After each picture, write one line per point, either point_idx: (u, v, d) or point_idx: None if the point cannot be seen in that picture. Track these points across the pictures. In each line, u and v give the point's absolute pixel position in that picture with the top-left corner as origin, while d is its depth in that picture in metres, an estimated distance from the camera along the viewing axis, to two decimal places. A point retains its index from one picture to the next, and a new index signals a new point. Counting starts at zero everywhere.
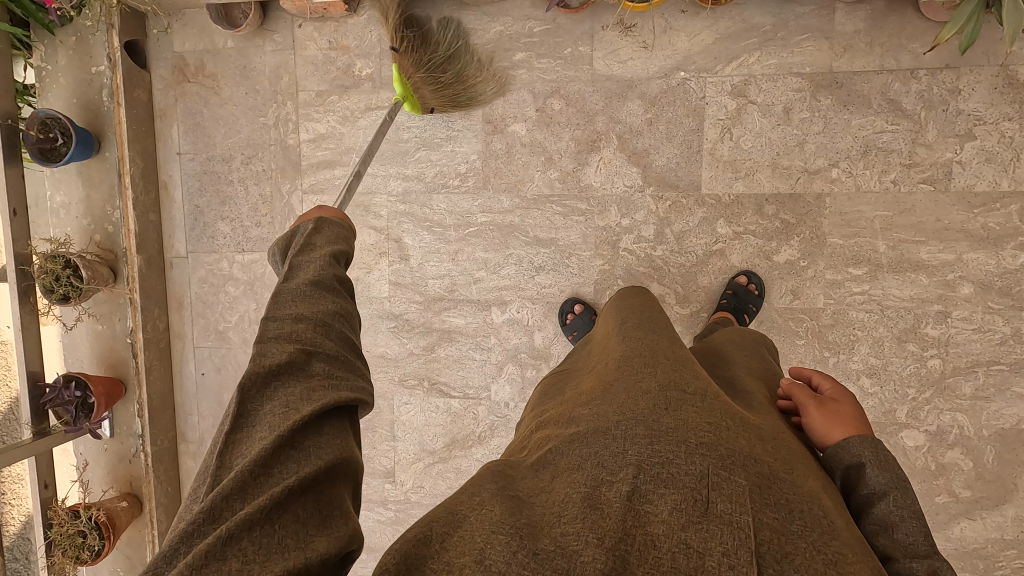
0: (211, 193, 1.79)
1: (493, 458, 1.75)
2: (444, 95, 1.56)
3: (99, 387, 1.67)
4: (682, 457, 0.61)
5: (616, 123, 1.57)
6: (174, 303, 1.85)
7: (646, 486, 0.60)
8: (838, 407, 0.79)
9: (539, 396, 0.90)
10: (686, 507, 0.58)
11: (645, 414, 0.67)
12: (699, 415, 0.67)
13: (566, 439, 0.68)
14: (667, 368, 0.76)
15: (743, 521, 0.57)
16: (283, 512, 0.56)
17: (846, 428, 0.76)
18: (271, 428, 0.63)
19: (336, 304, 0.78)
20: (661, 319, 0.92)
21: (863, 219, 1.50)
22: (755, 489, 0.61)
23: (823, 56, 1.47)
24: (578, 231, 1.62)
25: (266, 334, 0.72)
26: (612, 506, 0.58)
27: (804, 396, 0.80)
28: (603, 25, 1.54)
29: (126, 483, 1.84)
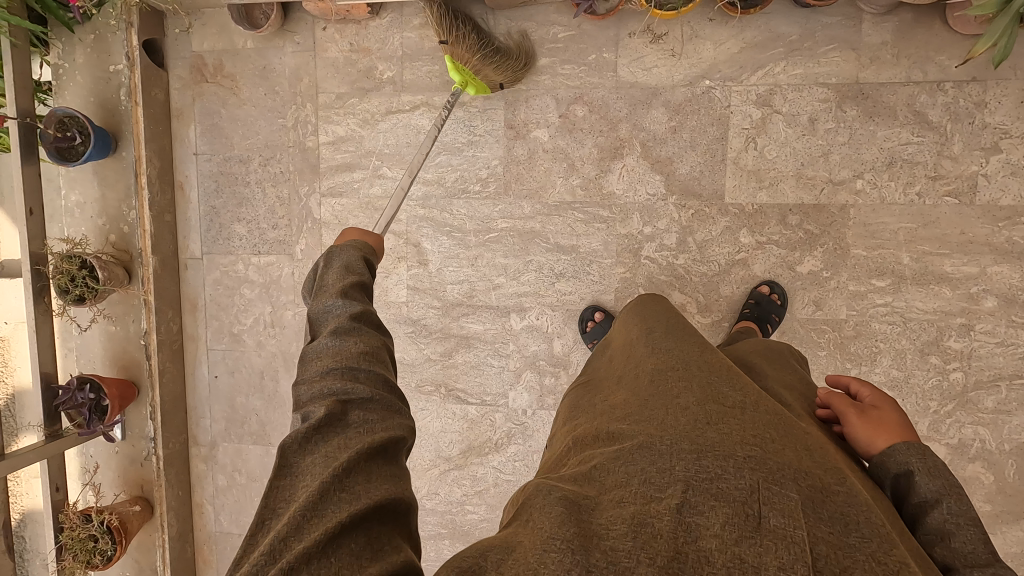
0: (227, 195, 1.77)
1: (509, 466, 1.73)
2: (507, 71, 1.52)
3: (113, 389, 1.66)
4: (731, 470, 0.57)
5: (639, 130, 1.56)
6: (188, 304, 1.83)
7: (696, 499, 0.55)
8: (880, 415, 0.77)
9: (567, 410, 0.86)
10: (739, 521, 0.53)
11: (687, 429, 0.63)
12: (743, 429, 0.63)
13: (607, 456, 0.64)
14: (704, 381, 0.72)
15: (798, 536, 0.51)
16: (337, 547, 0.53)
17: (890, 436, 0.74)
18: (315, 473, 0.60)
19: (363, 344, 0.72)
20: (691, 330, 0.88)
21: (887, 231, 1.50)
22: (808, 503, 0.56)
23: (849, 66, 1.47)
24: (599, 238, 1.61)
25: (304, 398, 0.69)
26: (661, 521, 0.53)
27: (844, 405, 0.79)
28: (628, 32, 1.53)
29: (137, 486, 1.83)
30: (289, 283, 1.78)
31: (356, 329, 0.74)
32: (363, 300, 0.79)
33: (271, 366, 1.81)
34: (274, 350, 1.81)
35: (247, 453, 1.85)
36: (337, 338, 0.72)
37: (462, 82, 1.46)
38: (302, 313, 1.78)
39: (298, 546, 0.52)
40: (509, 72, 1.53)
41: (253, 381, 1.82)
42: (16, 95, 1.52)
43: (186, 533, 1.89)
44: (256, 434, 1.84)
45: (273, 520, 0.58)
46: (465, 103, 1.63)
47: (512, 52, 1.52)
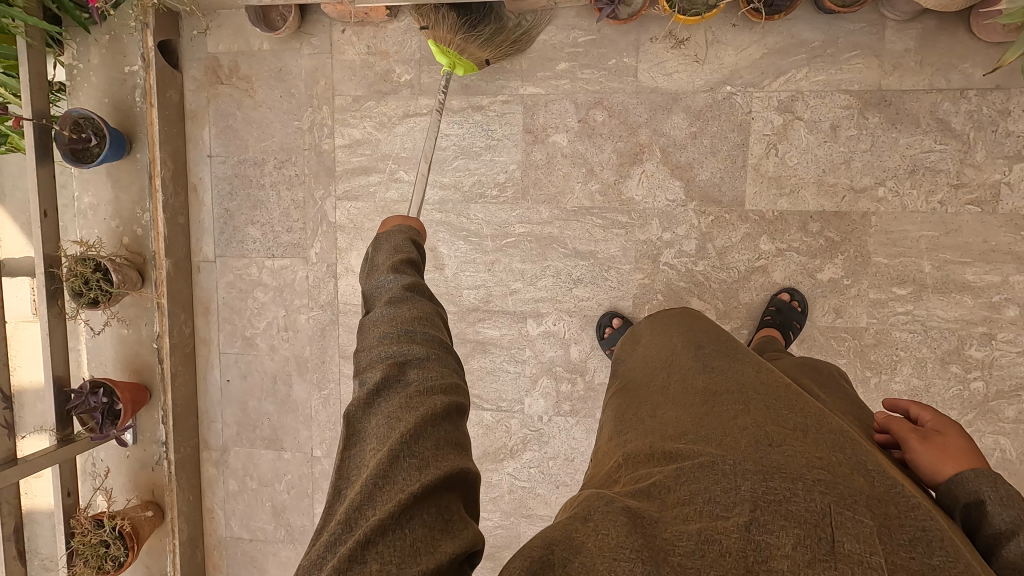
0: (242, 197, 1.75)
1: (525, 472, 1.72)
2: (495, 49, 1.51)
3: (126, 394, 1.64)
4: (801, 492, 0.56)
5: (659, 136, 1.55)
6: (200, 307, 1.82)
7: (764, 518, 0.55)
8: (945, 440, 0.77)
9: (613, 422, 0.87)
10: (811, 543, 0.52)
11: (750, 450, 0.63)
12: (807, 451, 0.63)
13: (668, 473, 0.64)
14: (762, 404, 0.72)
15: (875, 562, 0.50)
16: (410, 517, 0.57)
17: (957, 462, 0.74)
18: (381, 441, 0.64)
19: (417, 310, 0.76)
20: (740, 349, 0.89)
21: (908, 238, 1.49)
22: (883, 529, 0.55)
23: (872, 73, 1.46)
24: (618, 244, 1.60)
25: (363, 364, 0.73)
26: (730, 540, 0.54)
27: (905, 429, 0.80)
28: (650, 37, 1.53)
29: (148, 491, 1.82)
30: (303, 286, 1.76)
31: (409, 298, 0.78)
32: (412, 274, 0.83)
33: (284, 371, 1.80)
34: (288, 354, 1.79)
35: (259, 459, 1.83)
36: (392, 307, 0.77)
37: (450, 65, 1.47)
38: (316, 318, 1.76)
39: (373, 515, 0.56)
40: (500, 50, 1.53)
41: (266, 386, 1.81)
42: (31, 96, 1.50)
43: (197, 538, 1.87)
44: (268, 439, 1.82)
45: (348, 485, 0.63)
46: (483, 107, 1.62)
47: (502, 28, 1.52)
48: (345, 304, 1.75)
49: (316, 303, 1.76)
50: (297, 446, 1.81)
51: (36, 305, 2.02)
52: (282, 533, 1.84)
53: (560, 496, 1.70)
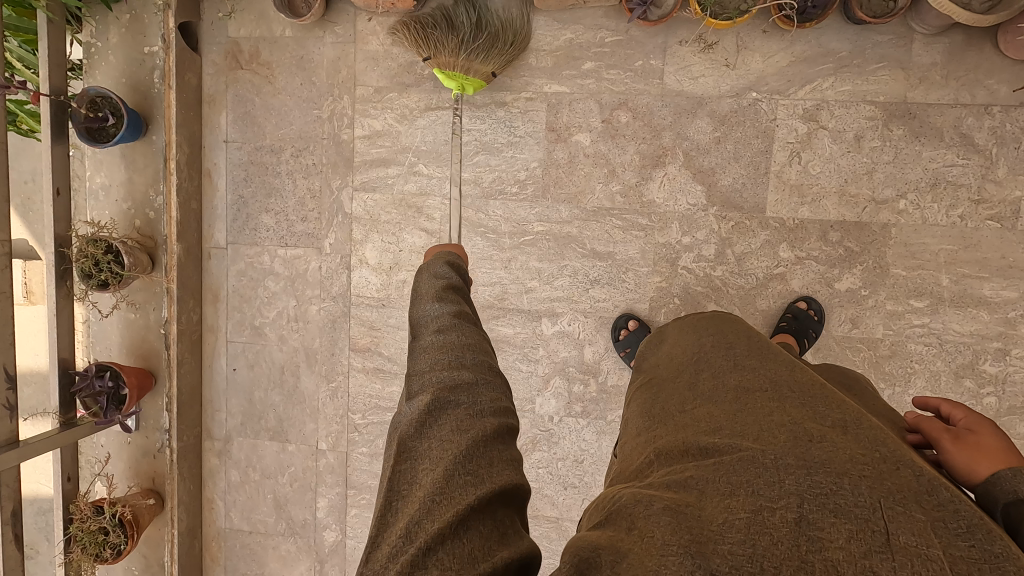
0: (257, 184, 1.73)
1: (532, 473, 1.70)
2: (495, 60, 1.50)
3: (132, 378, 1.62)
4: (848, 487, 0.55)
5: (683, 139, 1.55)
6: (209, 295, 1.79)
7: (813, 514, 0.54)
8: (978, 440, 0.75)
9: (639, 419, 0.86)
10: (865, 536, 0.51)
11: (790, 445, 0.62)
12: (849, 448, 0.61)
13: (706, 468, 0.64)
14: (797, 401, 0.71)
15: (932, 554, 0.49)
16: (467, 527, 0.60)
17: (992, 461, 0.72)
18: (435, 461, 0.66)
19: (464, 338, 0.80)
20: (771, 348, 0.88)
21: (928, 251, 1.49)
22: (935, 521, 0.53)
23: (897, 85, 1.46)
24: (637, 246, 1.60)
25: (414, 388, 0.75)
26: (781, 532, 0.53)
27: (937, 429, 0.78)
28: (677, 40, 1.52)
29: (149, 479, 1.79)
30: (315, 277, 1.74)
31: (458, 326, 0.82)
32: (459, 303, 0.87)
33: (292, 362, 1.77)
34: (297, 345, 1.77)
35: (262, 450, 1.80)
36: (443, 333, 0.81)
37: (458, 86, 1.49)
38: (328, 309, 1.74)
39: (433, 525, 0.59)
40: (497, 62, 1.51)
41: (273, 376, 1.78)
42: (50, 72, 1.48)
43: (196, 528, 1.84)
44: (273, 430, 1.80)
45: (398, 500, 0.64)
46: (507, 103, 1.61)
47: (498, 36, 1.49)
48: (357, 296, 1.72)
49: (328, 294, 1.74)
50: (303, 438, 1.78)
51: (29, 288, 1.98)
52: (283, 526, 1.82)
53: (568, 497, 1.69)
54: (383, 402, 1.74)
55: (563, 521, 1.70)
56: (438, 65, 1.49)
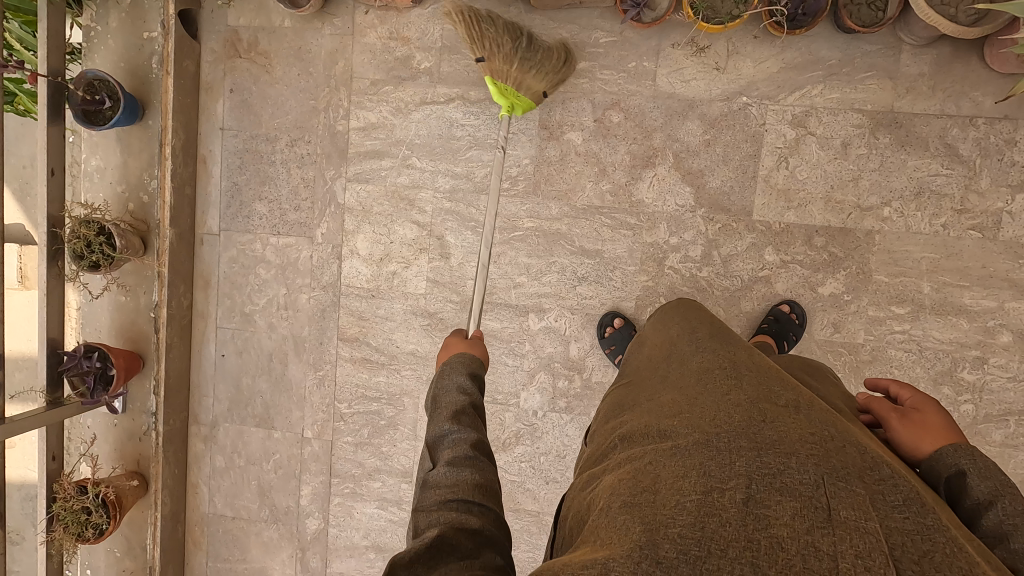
0: (251, 172, 1.75)
1: (515, 466, 1.72)
2: (547, 78, 1.49)
3: (119, 360, 1.64)
4: (795, 465, 0.58)
5: (673, 141, 1.57)
6: (200, 280, 1.80)
7: (761, 493, 0.56)
8: (923, 417, 0.82)
9: (610, 410, 0.88)
10: (808, 513, 0.53)
11: (743, 426, 0.64)
12: (800, 427, 0.64)
13: (663, 451, 0.65)
14: (754, 380, 0.73)
15: (870, 527, 0.52)
16: None
17: (934, 438, 0.79)
18: None
19: (476, 477, 0.80)
20: (735, 334, 0.90)
21: (910, 259, 1.51)
22: (875, 496, 0.56)
23: (885, 95, 1.48)
24: (624, 245, 1.62)
25: (420, 524, 0.76)
26: (729, 512, 0.55)
27: (885, 409, 0.85)
28: (671, 43, 1.55)
29: (134, 462, 1.80)
30: (306, 266, 1.75)
31: (472, 461, 0.83)
32: (476, 427, 0.89)
33: (280, 350, 1.78)
34: (286, 333, 1.78)
35: (248, 436, 1.81)
36: (455, 468, 0.81)
37: (509, 105, 1.44)
38: (318, 299, 1.76)
39: None
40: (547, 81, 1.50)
41: (262, 363, 1.79)
42: (48, 53, 1.49)
43: (179, 512, 1.84)
44: (259, 417, 1.81)
45: None
46: None
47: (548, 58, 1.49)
48: (347, 286, 1.74)
49: (318, 283, 1.75)
50: (288, 426, 1.80)
51: (24, 274, 2.00)
52: (266, 513, 1.82)
53: (549, 492, 1.70)
54: (370, 392, 1.75)
55: (544, 515, 1.71)
56: (489, 74, 1.41)
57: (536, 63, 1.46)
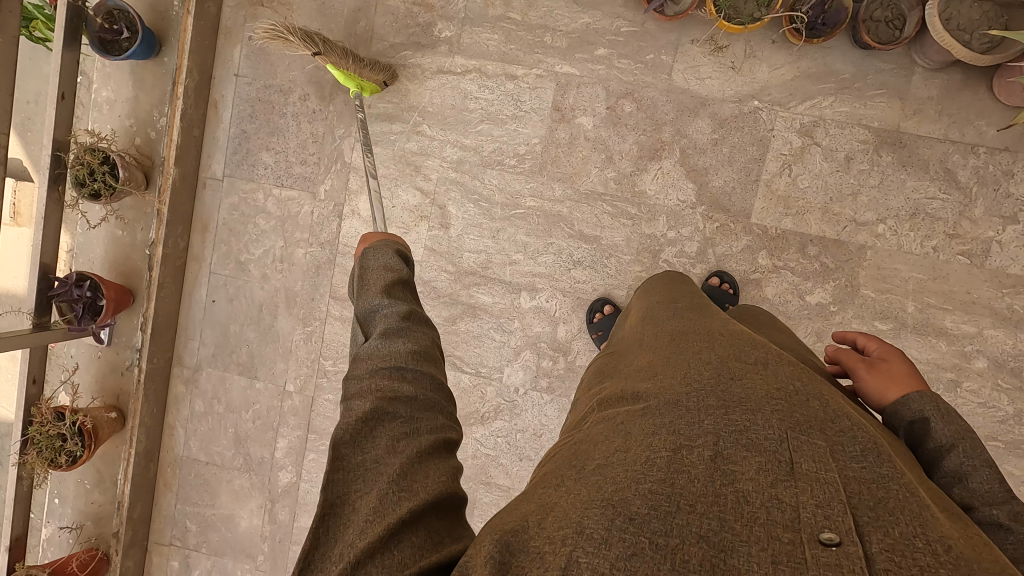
0: (261, 121, 1.75)
1: (491, 440, 1.72)
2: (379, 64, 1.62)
3: (110, 291, 1.64)
4: (760, 423, 0.61)
5: (682, 137, 1.59)
6: (199, 224, 1.80)
7: (728, 450, 0.58)
8: (889, 368, 0.89)
9: (591, 379, 0.90)
10: (772, 467, 0.56)
11: (712, 386, 0.67)
12: (766, 386, 0.68)
13: (635, 413, 0.67)
14: (725, 345, 0.77)
15: (830, 478, 0.56)
16: (398, 542, 0.57)
17: (899, 386, 0.85)
18: (368, 480, 0.62)
19: (411, 345, 0.77)
20: (709, 307, 0.95)
21: (898, 277, 1.55)
22: (835, 448, 0.60)
23: (893, 114, 1.51)
24: (622, 234, 1.64)
25: (351, 391, 0.72)
26: (698, 469, 0.56)
27: (855, 360, 0.92)
28: (690, 39, 1.56)
29: (113, 396, 1.80)
30: (306, 221, 1.76)
31: (404, 332, 0.78)
32: (408, 301, 0.84)
33: (272, 301, 1.79)
34: (278, 286, 1.78)
35: (230, 384, 1.82)
36: (387, 341, 0.76)
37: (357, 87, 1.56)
38: (314, 255, 1.76)
39: (359, 540, 0.55)
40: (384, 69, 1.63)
41: (251, 313, 1.80)
42: None
43: (154, 452, 1.85)
44: (243, 366, 1.81)
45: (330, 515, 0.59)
46: (517, 77, 1.64)
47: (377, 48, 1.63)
48: (345, 245, 1.75)
49: (316, 240, 1.76)
50: (271, 378, 1.80)
51: (15, 207, 1.97)
52: (240, 461, 1.83)
53: (521, 469, 1.71)
54: None
55: (514, 491, 1.71)
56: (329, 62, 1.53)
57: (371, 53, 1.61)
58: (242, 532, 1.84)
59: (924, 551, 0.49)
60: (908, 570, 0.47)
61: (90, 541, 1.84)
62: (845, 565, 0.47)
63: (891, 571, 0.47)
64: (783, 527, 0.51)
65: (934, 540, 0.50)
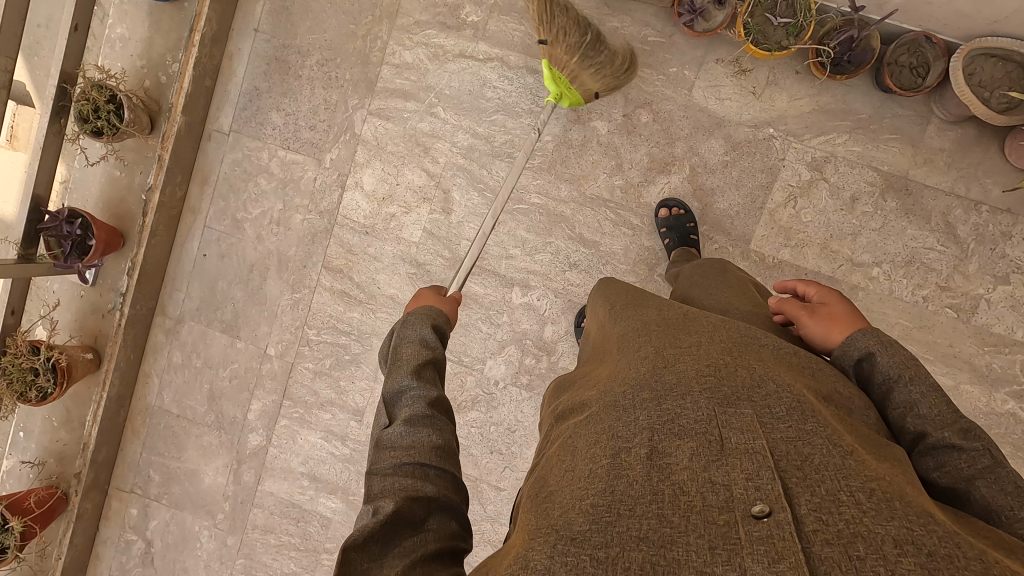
0: (275, 80, 1.72)
1: (465, 429, 1.72)
2: (605, 78, 1.43)
3: (101, 233, 1.60)
4: (689, 407, 0.64)
5: (693, 155, 1.59)
6: (199, 175, 1.77)
7: (663, 445, 0.61)
8: (829, 309, 0.93)
9: (555, 389, 0.92)
10: (703, 450, 0.59)
11: (646, 380, 0.70)
12: (697, 364, 0.71)
13: (581, 422, 0.70)
14: (660, 333, 0.81)
15: (758, 446, 0.58)
16: None
17: (841, 326, 0.89)
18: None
19: (436, 439, 0.79)
20: (652, 296, 0.98)
21: (885, 322, 1.56)
22: (762, 412, 0.63)
23: (903, 160, 1.52)
24: (622, 243, 1.64)
25: (375, 489, 0.74)
26: (636, 472, 0.59)
27: (797, 309, 0.96)
28: (716, 58, 1.56)
29: (91, 337, 1.78)
30: (308, 187, 1.74)
31: (431, 421, 0.81)
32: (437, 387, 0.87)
33: (263, 263, 1.77)
34: (272, 248, 1.76)
35: (211, 340, 1.81)
36: (410, 430, 0.80)
37: (557, 94, 1.39)
38: (311, 223, 1.75)
39: None
40: (606, 82, 1.44)
41: (241, 272, 1.78)
42: None
43: (126, 398, 1.84)
44: (226, 323, 1.80)
45: None
46: (538, 71, 1.63)
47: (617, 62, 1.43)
48: (344, 217, 1.73)
49: (316, 208, 1.74)
50: (253, 339, 1.79)
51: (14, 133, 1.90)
52: (211, 418, 1.83)
53: (490, 461, 1.71)
54: (342, 325, 1.75)
55: (480, 482, 1.71)
56: (547, 57, 1.37)
57: (602, 60, 1.41)
58: (204, 489, 1.84)
59: (848, 503, 0.51)
60: (834, 527, 0.50)
61: (52, 479, 1.83)
62: (776, 535, 0.49)
63: (819, 531, 0.50)
64: (718, 510, 0.53)
65: (857, 490, 0.53)
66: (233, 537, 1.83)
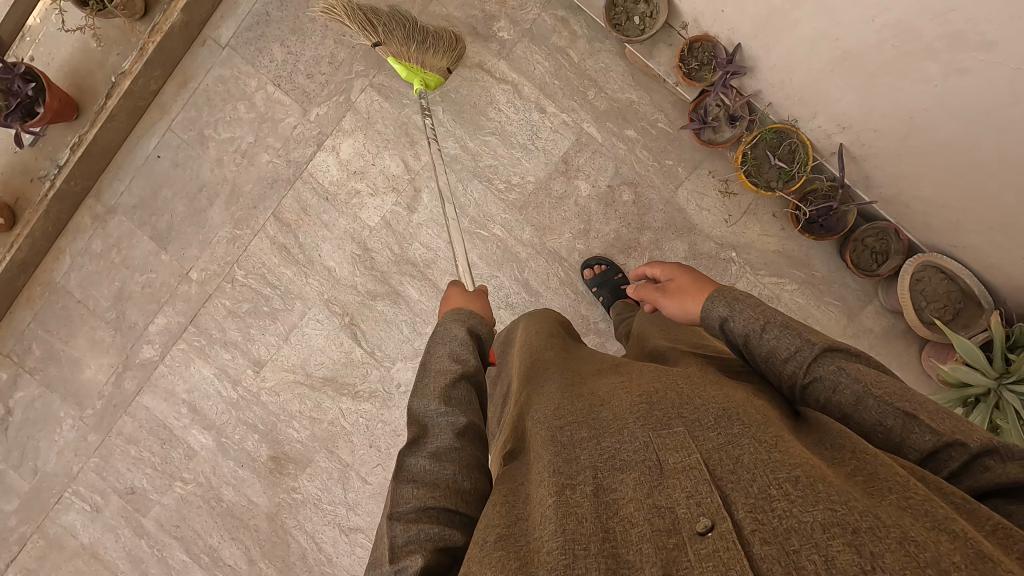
0: (289, 14, 1.65)
1: (354, 417, 1.72)
2: (445, 50, 1.53)
3: (53, 103, 1.52)
4: (627, 438, 0.60)
5: (657, 247, 1.62)
6: (179, 77, 1.69)
7: (607, 484, 0.56)
8: (676, 284, 0.99)
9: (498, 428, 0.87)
10: (645, 477, 0.55)
11: (586, 420, 0.66)
12: (632, 396, 0.67)
13: (528, 467, 0.66)
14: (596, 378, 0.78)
15: (693, 459, 0.54)
16: None
17: (689, 294, 0.94)
18: None
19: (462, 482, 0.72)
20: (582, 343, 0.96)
21: None
22: (693, 426, 0.60)
23: (837, 327, 1.58)
24: (562, 302, 1.65)
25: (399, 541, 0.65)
26: (583, 508, 0.54)
27: (655, 296, 1.02)
28: (710, 169, 1.59)
29: (12, 196, 1.72)
30: (286, 132, 1.69)
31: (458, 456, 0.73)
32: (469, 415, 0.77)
33: (214, 187, 1.72)
34: (229, 177, 1.71)
35: (137, 241, 1.75)
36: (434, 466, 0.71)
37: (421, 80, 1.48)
38: (276, 167, 1.70)
39: None
40: (448, 55, 1.54)
41: (189, 188, 1.72)
42: None
43: (30, 266, 1.77)
44: (157, 230, 1.74)
45: None
46: (546, 111, 1.62)
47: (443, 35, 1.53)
48: (311, 173, 1.69)
49: (285, 154, 1.69)
50: (179, 257, 1.75)
51: None
52: (111, 316, 1.78)
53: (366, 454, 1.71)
54: (270, 276, 1.73)
55: (349, 470, 1.72)
56: (391, 54, 1.45)
57: (433, 42, 1.50)
58: (83, 380, 1.80)
59: (778, 498, 0.49)
60: (769, 525, 0.47)
61: None
62: (721, 547, 0.46)
63: (757, 531, 0.47)
64: (663, 534, 0.49)
65: (784, 480, 0.50)
66: (95, 435, 1.80)
